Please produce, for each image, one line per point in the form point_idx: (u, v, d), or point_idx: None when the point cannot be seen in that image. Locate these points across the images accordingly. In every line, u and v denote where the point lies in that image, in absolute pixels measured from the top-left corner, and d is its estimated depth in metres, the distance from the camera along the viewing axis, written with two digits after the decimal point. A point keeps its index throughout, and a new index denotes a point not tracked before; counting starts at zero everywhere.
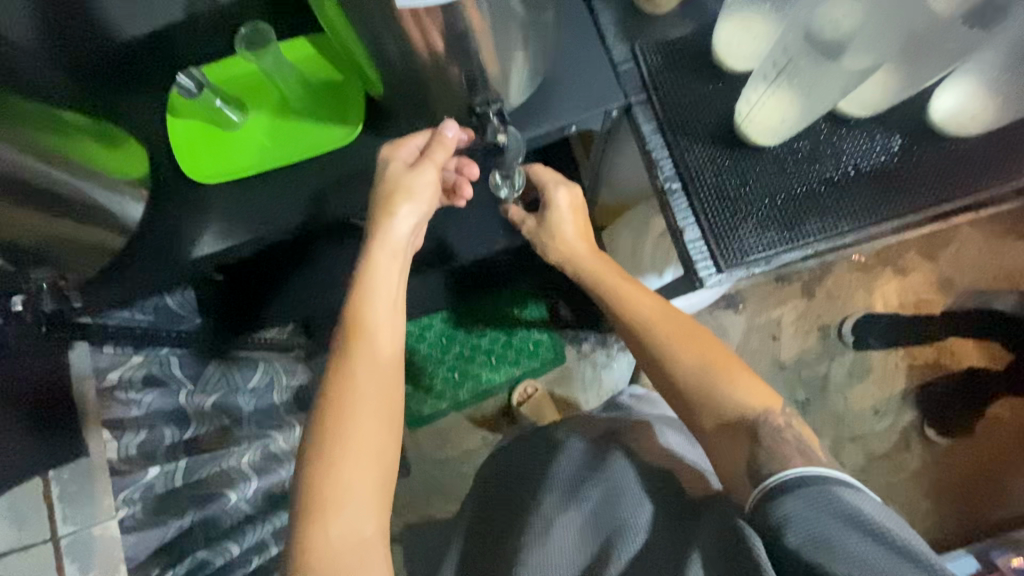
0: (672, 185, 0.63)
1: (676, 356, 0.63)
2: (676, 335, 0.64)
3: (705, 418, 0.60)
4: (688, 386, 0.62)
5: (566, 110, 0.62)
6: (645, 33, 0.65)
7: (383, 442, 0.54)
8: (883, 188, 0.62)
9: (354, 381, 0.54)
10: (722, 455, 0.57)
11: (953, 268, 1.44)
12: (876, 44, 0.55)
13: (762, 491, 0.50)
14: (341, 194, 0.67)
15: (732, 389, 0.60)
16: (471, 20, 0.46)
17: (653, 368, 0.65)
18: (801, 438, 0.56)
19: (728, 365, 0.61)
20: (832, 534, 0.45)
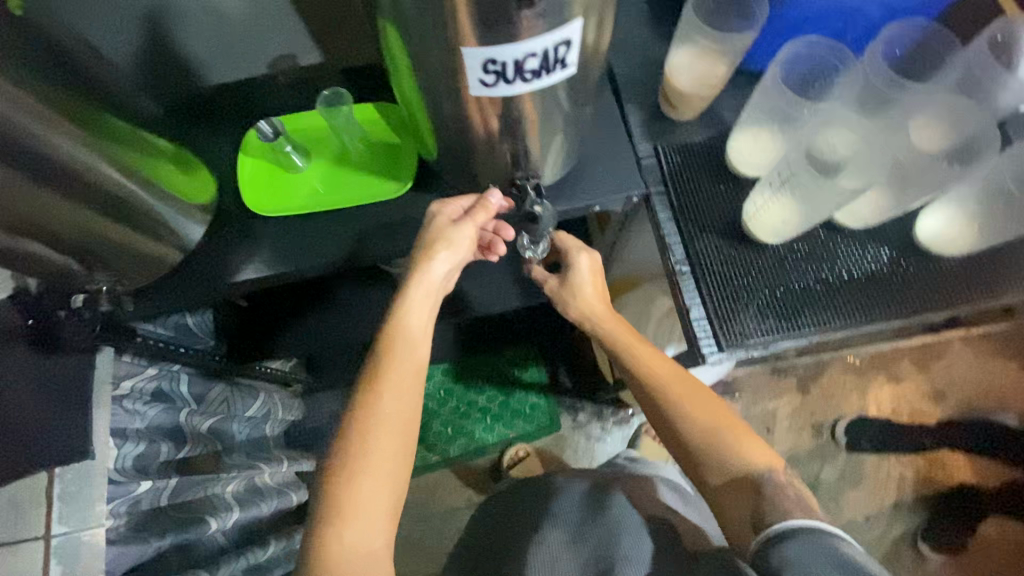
0: (682, 268, 0.69)
1: (683, 414, 0.66)
2: (685, 393, 0.67)
3: (712, 474, 0.64)
4: (695, 443, 0.65)
5: (592, 191, 0.70)
6: (667, 134, 0.74)
7: (401, 461, 0.59)
8: (874, 289, 0.68)
9: (381, 401, 0.60)
10: (732, 513, 0.61)
11: (945, 381, 1.48)
12: (867, 169, 0.62)
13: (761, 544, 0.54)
14: (382, 239, 0.74)
15: (738, 449, 0.63)
16: (525, 110, 0.54)
17: (660, 424, 0.69)
18: (803, 496, 0.59)
19: (734, 426, 0.65)
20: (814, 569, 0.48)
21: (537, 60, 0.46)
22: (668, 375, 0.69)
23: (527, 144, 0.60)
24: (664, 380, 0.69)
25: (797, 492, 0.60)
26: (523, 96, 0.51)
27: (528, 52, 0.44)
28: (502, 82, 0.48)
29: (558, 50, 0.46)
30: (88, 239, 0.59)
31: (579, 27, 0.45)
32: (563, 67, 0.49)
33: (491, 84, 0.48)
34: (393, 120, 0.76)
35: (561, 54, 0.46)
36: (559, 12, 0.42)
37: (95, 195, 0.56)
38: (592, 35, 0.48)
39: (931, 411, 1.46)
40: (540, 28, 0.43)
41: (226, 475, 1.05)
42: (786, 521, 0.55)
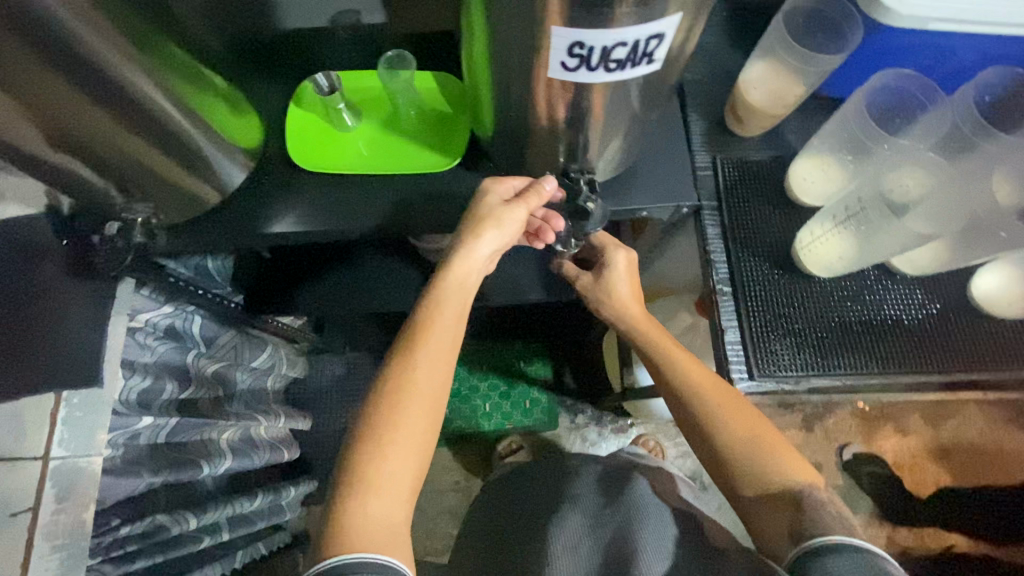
0: (723, 288, 0.67)
1: (720, 424, 0.63)
2: (722, 405, 0.64)
3: (746, 487, 0.61)
4: (727, 453, 0.62)
5: (643, 196, 0.68)
6: (728, 148, 0.71)
7: (428, 433, 0.58)
8: (922, 339, 0.66)
9: (417, 372, 0.59)
10: (766, 525, 0.58)
11: (954, 441, 1.45)
12: (939, 218, 0.59)
13: (804, 547, 0.52)
14: (422, 211, 0.72)
15: (775, 464, 0.60)
16: (595, 100, 0.52)
17: (688, 434, 0.67)
18: (844, 513, 0.56)
19: (772, 444, 0.62)
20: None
21: (625, 50, 0.44)
22: (706, 384, 0.66)
23: (588, 137, 0.59)
24: (699, 392, 0.65)
25: (840, 511, 0.56)
26: (599, 87, 0.49)
27: (618, 41, 0.43)
28: (582, 68, 0.46)
29: (648, 44, 0.44)
30: (131, 166, 0.58)
31: (675, 23, 0.43)
32: (647, 62, 0.47)
33: (571, 69, 0.46)
34: (450, 92, 0.74)
35: (650, 48, 0.44)
36: (659, 5, 0.40)
37: (144, 123, 0.54)
38: (683, 34, 0.46)
39: (934, 469, 1.43)
40: (636, 19, 0.41)
41: (223, 422, 1.04)
42: (831, 534, 0.52)
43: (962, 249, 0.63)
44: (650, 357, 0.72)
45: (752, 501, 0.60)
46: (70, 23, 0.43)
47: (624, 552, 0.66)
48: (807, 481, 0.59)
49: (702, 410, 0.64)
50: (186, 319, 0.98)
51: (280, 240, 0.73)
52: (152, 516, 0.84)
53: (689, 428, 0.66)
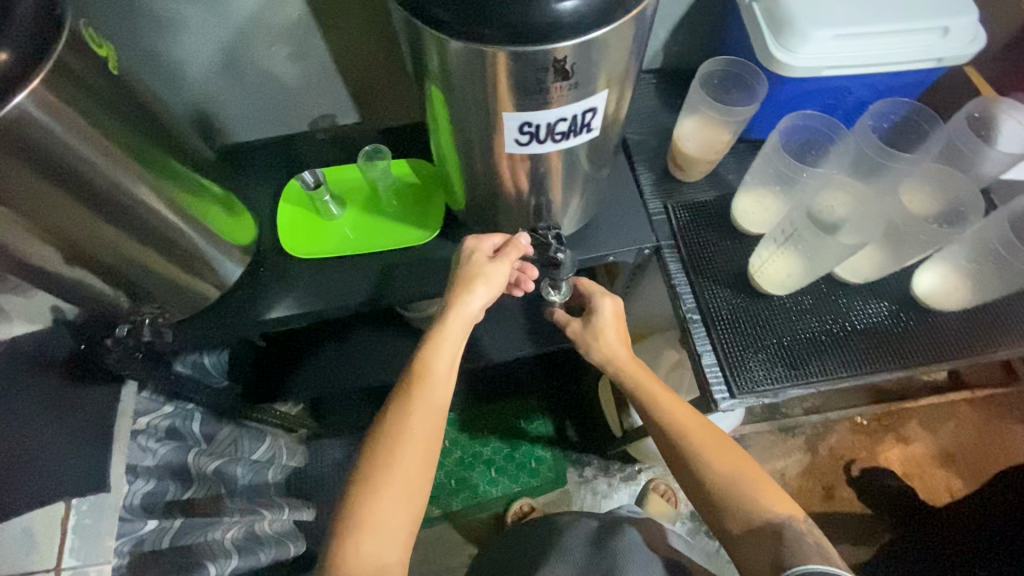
0: (692, 316, 0.73)
1: (704, 461, 0.68)
2: (706, 443, 0.69)
3: (732, 523, 0.65)
4: (716, 492, 0.67)
5: (607, 243, 0.75)
6: (676, 193, 0.80)
7: (421, 477, 0.61)
8: (878, 339, 0.71)
9: (408, 428, 0.62)
10: (750, 559, 0.63)
11: (955, 443, 1.48)
12: (865, 228, 0.66)
13: None
14: (408, 281, 0.78)
15: (758, 499, 0.65)
16: (549, 166, 0.60)
17: (678, 467, 0.71)
18: (822, 543, 0.60)
19: (756, 476, 0.66)
20: None
21: (567, 123, 0.52)
22: (694, 421, 0.71)
23: (549, 198, 0.66)
24: (688, 428, 0.71)
25: (818, 540, 0.61)
26: (550, 154, 0.57)
27: (559, 116, 0.51)
28: (534, 141, 0.54)
29: (585, 116, 0.52)
30: (138, 271, 0.64)
31: (604, 96, 0.51)
32: (587, 131, 0.55)
33: (524, 143, 0.54)
34: (423, 174, 0.83)
35: (587, 119, 0.53)
36: (587, 83, 0.48)
37: (156, 237, 0.61)
38: (614, 104, 0.54)
39: (941, 474, 1.45)
40: (571, 97, 0.49)
41: (225, 519, 1.03)
42: (811, 565, 0.57)
43: (891, 254, 0.71)
44: (636, 390, 0.76)
45: (739, 538, 0.65)
46: (86, 154, 0.49)
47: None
48: (790, 516, 0.63)
49: (692, 446, 0.69)
50: (185, 417, 1.00)
51: (273, 327, 0.78)
52: None
53: (678, 461, 0.71)
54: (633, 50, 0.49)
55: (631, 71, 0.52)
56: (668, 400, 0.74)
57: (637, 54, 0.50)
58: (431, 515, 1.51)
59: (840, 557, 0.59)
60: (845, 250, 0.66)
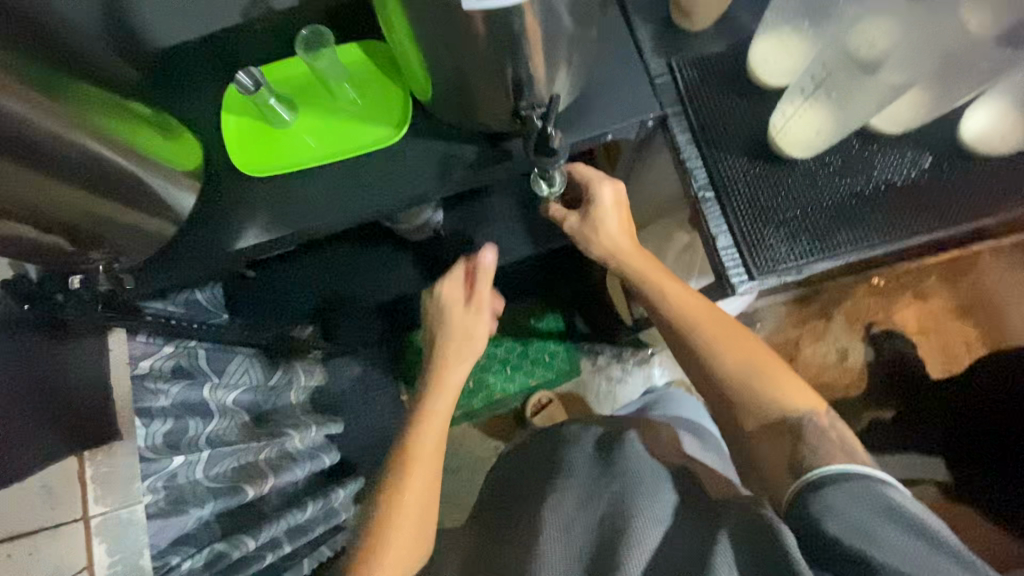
0: (705, 194, 0.64)
1: (720, 357, 0.67)
2: (721, 338, 0.67)
3: (749, 420, 0.64)
4: (732, 387, 0.66)
5: (603, 119, 0.65)
6: (680, 48, 0.68)
7: (417, 536, 0.73)
8: (915, 199, 0.63)
9: (396, 499, 0.73)
10: (764, 456, 0.62)
11: (974, 294, 1.45)
12: (911, 62, 0.57)
13: (805, 482, 0.55)
14: (383, 190, 0.70)
15: (777, 392, 0.64)
16: (526, 25, 0.48)
17: (693, 367, 0.69)
18: (845, 437, 0.59)
19: (773, 370, 0.65)
20: (871, 526, 0.49)
21: None
22: (712, 319, 0.68)
23: (531, 70, 0.55)
24: (708, 328, 0.68)
25: (840, 434, 0.59)
26: (524, 7, 0.46)
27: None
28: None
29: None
30: (85, 219, 0.56)
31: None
32: None
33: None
34: (382, 59, 0.70)
35: None
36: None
37: (79, 173, 0.52)
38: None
39: (957, 326, 1.44)
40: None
41: (258, 443, 1.04)
42: (830, 467, 0.54)
43: (940, 95, 0.60)
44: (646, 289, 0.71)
45: (755, 434, 0.64)
46: None
47: (641, 494, 0.67)
48: (813, 410, 0.62)
49: (712, 347, 0.67)
50: (190, 356, 0.98)
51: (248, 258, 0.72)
52: (210, 546, 0.86)
53: (694, 360, 0.69)
54: None
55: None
56: (682, 299, 0.69)
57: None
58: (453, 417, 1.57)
59: (865, 449, 0.58)
60: (887, 92, 0.58)
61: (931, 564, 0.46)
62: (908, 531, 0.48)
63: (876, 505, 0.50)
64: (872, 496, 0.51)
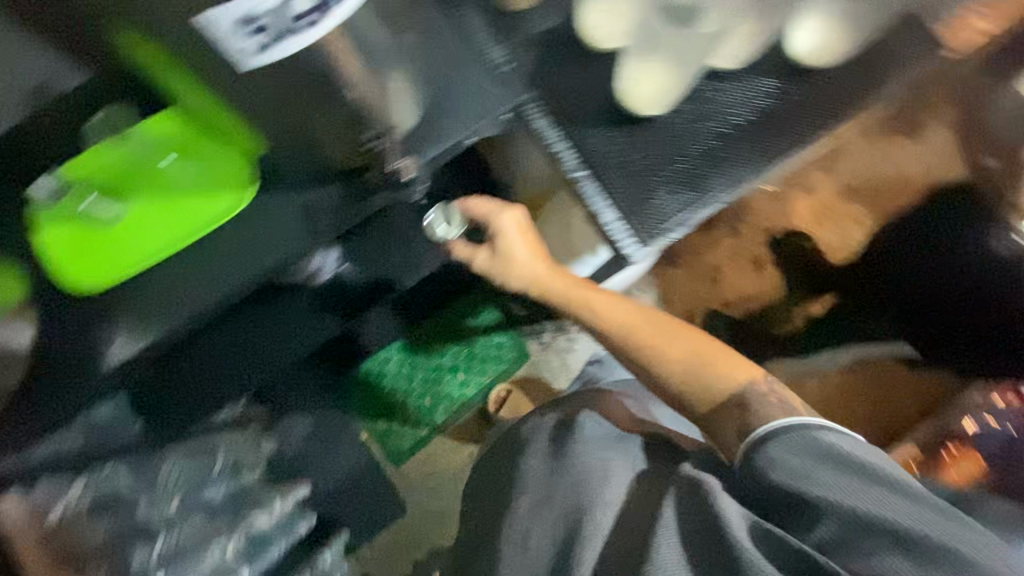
0: (578, 174, 0.63)
1: (665, 359, 0.79)
2: (663, 344, 0.79)
3: (701, 404, 0.78)
4: (682, 382, 0.78)
5: (459, 123, 0.61)
6: (514, 29, 0.65)
7: None
8: (771, 125, 0.65)
9: None
10: (718, 429, 0.76)
11: (852, 175, 1.57)
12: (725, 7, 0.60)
13: (751, 440, 0.71)
14: (252, 257, 0.64)
15: (720, 377, 0.77)
16: (332, 52, 0.45)
17: (641, 367, 0.81)
18: (784, 399, 0.74)
19: (711, 358, 0.78)
20: (806, 469, 0.67)
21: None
22: (643, 319, 0.81)
23: (359, 95, 0.51)
24: (642, 332, 0.81)
25: (775, 394, 0.75)
26: (317, 38, 0.42)
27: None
28: (274, 39, 0.40)
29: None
30: None
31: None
32: None
33: (261, 48, 0.40)
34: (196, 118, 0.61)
35: None
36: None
37: None
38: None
39: (847, 207, 1.56)
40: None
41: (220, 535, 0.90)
42: (773, 425, 0.70)
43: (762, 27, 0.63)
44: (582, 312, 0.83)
45: (709, 415, 0.77)
46: None
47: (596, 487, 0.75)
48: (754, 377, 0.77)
49: (649, 347, 0.80)
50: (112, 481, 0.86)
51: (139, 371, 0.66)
52: None
53: (639, 362, 0.81)
54: None
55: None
56: (615, 311, 0.82)
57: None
58: (420, 437, 1.55)
59: (800, 405, 0.74)
60: (710, 40, 0.61)
61: (847, 483, 0.65)
62: (839, 469, 0.66)
63: (814, 454, 0.67)
64: (813, 445, 0.68)
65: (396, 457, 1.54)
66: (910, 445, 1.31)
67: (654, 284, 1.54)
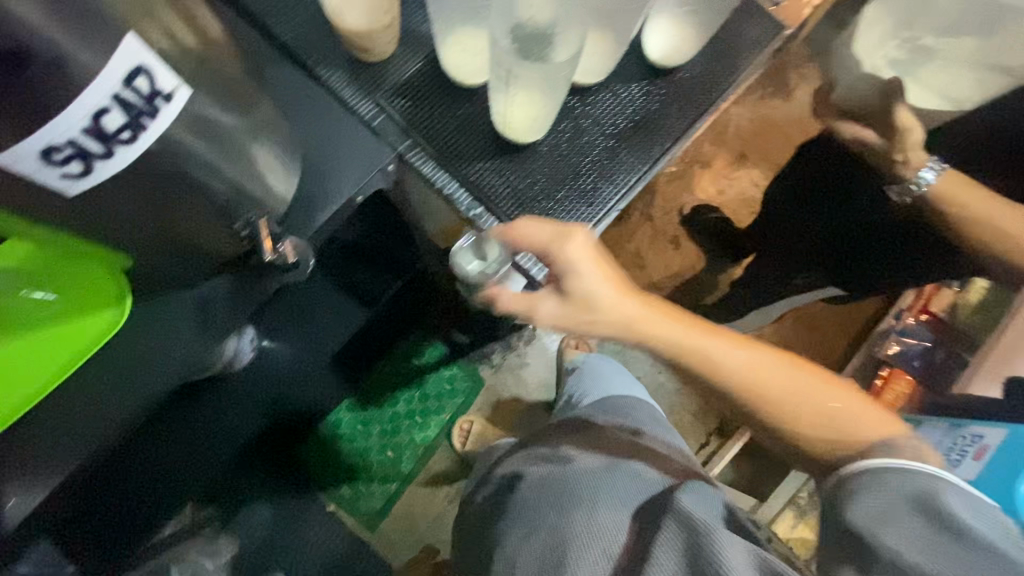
0: (475, 212, 0.64)
1: (792, 410, 0.64)
2: (797, 392, 0.64)
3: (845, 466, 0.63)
4: (816, 438, 0.64)
5: (342, 183, 0.60)
6: (378, 83, 0.65)
7: None
8: (646, 126, 0.67)
9: None
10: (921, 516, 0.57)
11: (741, 142, 1.68)
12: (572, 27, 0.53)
13: (852, 473, 0.60)
14: (153, 368, 0.59)
15: (860, 432, 0.63)
16: (178, 151, 0.42)
17: (783, 415, 0.64)
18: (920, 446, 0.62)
19: (845, 404, 0.64)
20: (892, 511, 0.56)
21: (119, 114, 0.35)
22: (803, 383, 0.65)
23: (226, 184, 0.48)
24: (792, 390, 0.64)
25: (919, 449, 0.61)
26: (156, 143, 0.39)
27: (90, 109, 0.33)
28: (97, 159, 0.36)
29: (132, 87, 0.35)
30: None
31: (124, 21, 0.33)
32: (166, 101, 0.37)
33: (85, 171, 0.36)
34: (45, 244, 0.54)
35: (143, 90, 0.35)
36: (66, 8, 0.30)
37: None
38: (167, 24, 0.37)
39: (743, 172, 1.66)
40: (71, 47, 0.31)
41: None
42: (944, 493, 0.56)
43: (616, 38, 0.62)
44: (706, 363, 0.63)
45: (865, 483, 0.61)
46: None
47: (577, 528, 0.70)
48: (881, 434, 0.63)
49: (799, 409, 0.64)
50: None
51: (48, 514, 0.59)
52: None
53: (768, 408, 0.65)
54: None
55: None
56: (765, 362, 0.65)
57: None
58: (392, 492, 1.48)
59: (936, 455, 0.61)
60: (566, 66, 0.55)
61: (932, 543, 0.54)
62: (932, 525, 0.54)
63: (903, 493, 0.56)
64: (915, 485, 0.56)
65: (371, 521, 1.46)
66: (846, 375, 1.42)
67: None
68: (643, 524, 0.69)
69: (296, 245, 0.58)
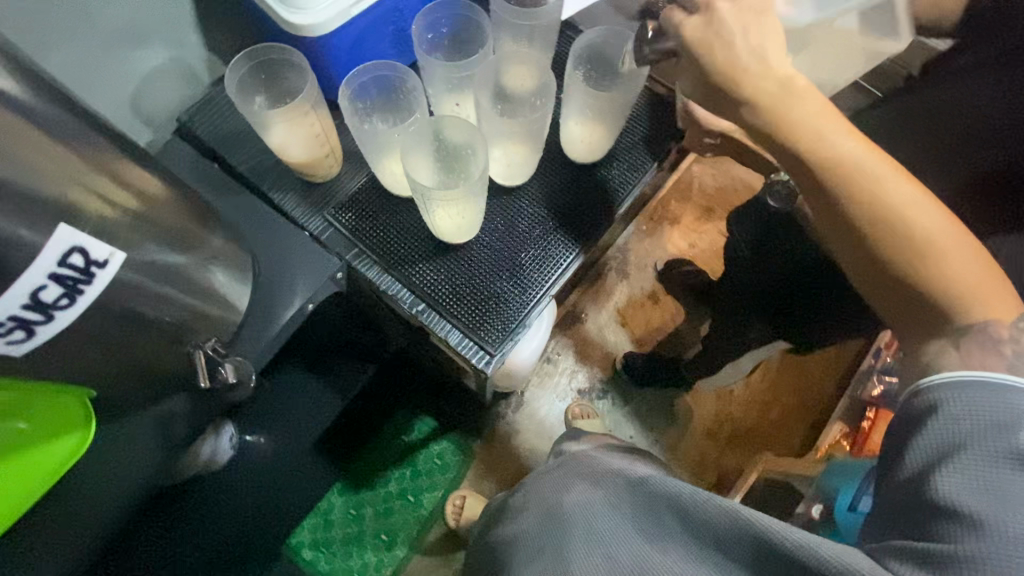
0: (418, 308, 0.69)
1: (874, 193, 0.53)
2: (887, 186, 0.53)
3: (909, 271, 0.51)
4: (887, 235, 0.52)
5: (293, 292, 0.66)
6: (327, 200, 0.73)
7: None
8: (569, 216, 0.75)
9: None
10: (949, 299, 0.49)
11: (706, 197, 1.76)
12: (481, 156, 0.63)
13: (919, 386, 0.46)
14: (129, 467, 0.67)
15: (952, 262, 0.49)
16: (123, 293, 0.47)
17: (889, 238, 0.52)
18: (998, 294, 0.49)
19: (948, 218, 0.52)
20: (963, 440, 0.41)
21: (55, 287, 0.41)
22: (919, 205, 0.52)
23: (173, 312, 0.53)
24: (892, 198, 0.52)
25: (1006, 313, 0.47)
26: (94, 295, 0.44)
27: (28, 289, 0.39)
28: (39, 324, 0.42)
29: (66, 263, 0.41)
30: None
31: (62, 202, 0.40)
32: (100, 265, 0.44)
33: (28, 335, 0.42)
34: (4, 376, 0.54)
35: (78, 262, 0.42)
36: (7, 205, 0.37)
37: None
38: (104, 192, 0.43)
39: (712, 225, 1.73)
40: (13, 230, 0.37)
41: None
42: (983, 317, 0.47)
43: (528, 152, 0.71)
44: (820, 140, 0.56)
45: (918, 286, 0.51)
46: None
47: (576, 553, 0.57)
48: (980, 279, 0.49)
49: (895, 226, 0.52)
50: None
51: None
52: None
53: (869, 235, 0.53)
54: (37, 151, 0.38)
55: (74, 153, 0.41)
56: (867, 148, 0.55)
57: (50, 129, 0.39)
58: None
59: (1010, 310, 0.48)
60: (481, 181, 0.63)
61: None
62: (1008, 465, 0.39)
63: (962, 415, 0.42)
64: (989, 412, 0.41)
65: None
66: (836, 421, 1.40)
67: (568, 343, 1.61)
68: (651, 526, 0.57)
69: (237, 366, 0.62)
